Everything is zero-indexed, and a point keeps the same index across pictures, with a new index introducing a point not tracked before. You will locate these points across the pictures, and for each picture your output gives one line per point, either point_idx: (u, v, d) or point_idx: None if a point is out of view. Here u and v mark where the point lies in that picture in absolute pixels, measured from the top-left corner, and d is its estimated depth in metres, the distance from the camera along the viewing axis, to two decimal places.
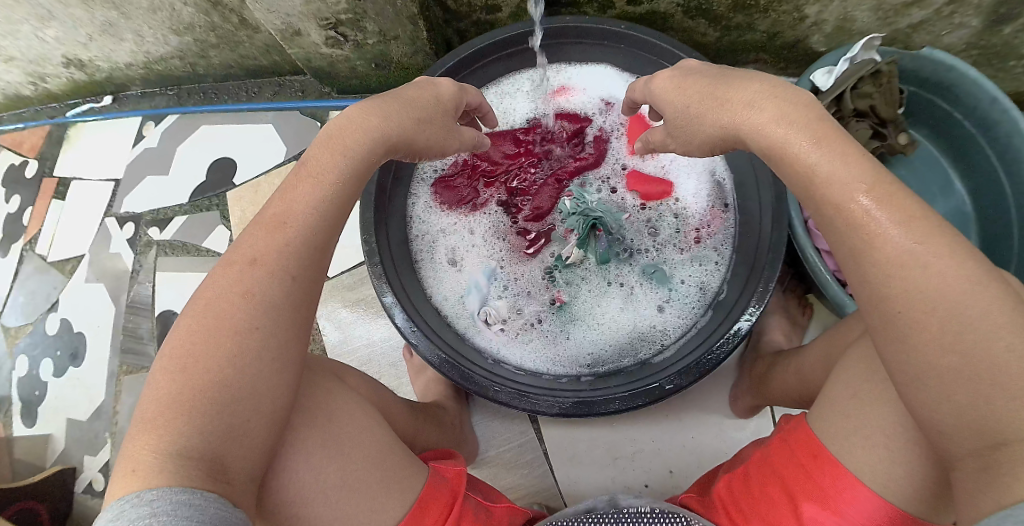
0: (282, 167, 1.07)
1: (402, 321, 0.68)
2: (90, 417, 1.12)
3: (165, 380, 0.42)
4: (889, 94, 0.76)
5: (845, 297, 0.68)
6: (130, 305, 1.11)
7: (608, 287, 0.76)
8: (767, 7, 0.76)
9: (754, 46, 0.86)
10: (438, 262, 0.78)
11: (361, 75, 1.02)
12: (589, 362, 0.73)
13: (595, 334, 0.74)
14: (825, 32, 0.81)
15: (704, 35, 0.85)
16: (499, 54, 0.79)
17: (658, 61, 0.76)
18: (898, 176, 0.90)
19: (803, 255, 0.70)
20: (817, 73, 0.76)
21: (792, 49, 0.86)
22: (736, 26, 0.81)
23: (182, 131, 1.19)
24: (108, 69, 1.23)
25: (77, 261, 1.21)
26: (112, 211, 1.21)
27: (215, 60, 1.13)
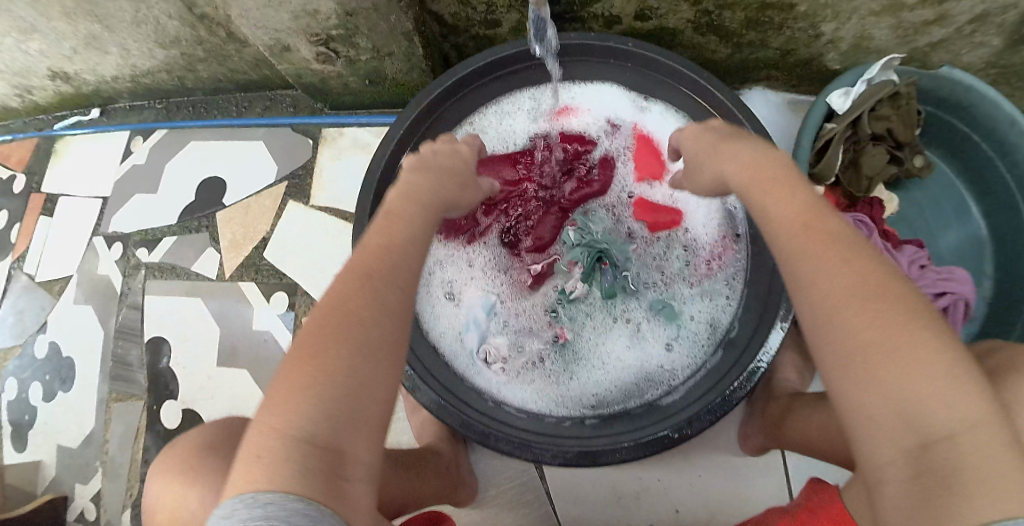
0: (273, 189, 1.00)
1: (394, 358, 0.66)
2: (80, 444, 1.09)
3: (299, 369, 0.38)
4: (907, 116, 0.73)
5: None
6: (118, 330, 1.06)
7: (613, 323, 0.72)
8: (782, 24, 0.71)
9: (767, 63, 0.82)
10: (435, 295, 0.74)
11: (355, 92, 0.98)
12: (593, 402, 0.69)
13: (601, 373, 0.70)
14: (841, 50, 0.76)
15: (714, 52, 0.80)
16: (498, 74, 0.75)
17: (668, 80, 0.72)
18: (911, 198, 0.86)
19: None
20: (833, 94, 0.72)
21: (803, 68, 0.81)
22: (748, 43, 0.77)
23: (171, 146, 1.15)
24: (94, 82, 1.19)
25: (66, 281, 1.18)
26: (99, 230, 1.17)
27: (203, 73, 1.09)
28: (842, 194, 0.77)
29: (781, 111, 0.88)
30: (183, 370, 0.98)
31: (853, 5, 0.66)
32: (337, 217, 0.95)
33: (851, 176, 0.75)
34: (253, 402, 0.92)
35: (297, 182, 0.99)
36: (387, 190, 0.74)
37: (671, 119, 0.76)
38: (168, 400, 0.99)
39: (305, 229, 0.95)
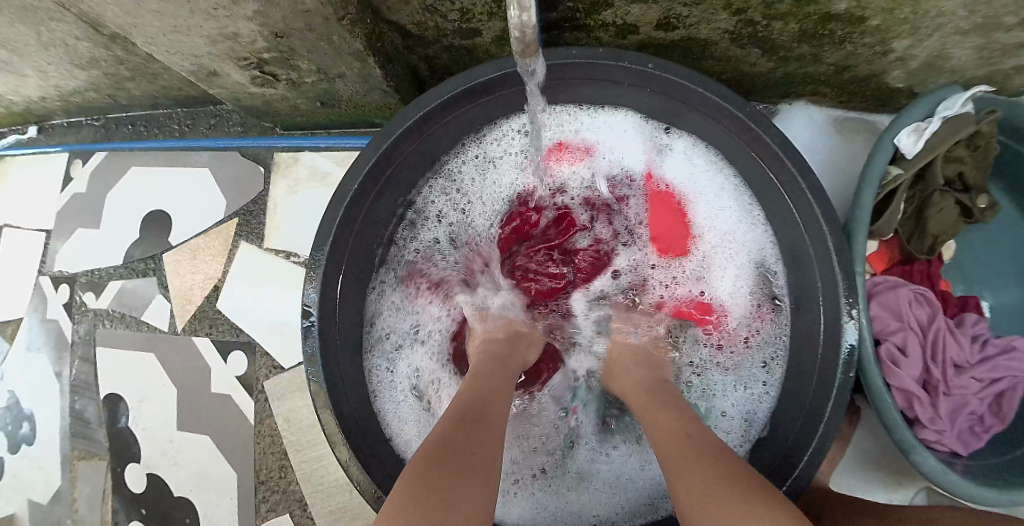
0: (222, 224, 0.89)
1: (350, 442, 0.62)
2: (51, 500, 1.02)
3: (400, 489, 0.39)
4: (979, 157, 0.68)
5: (943, 473, 0.57)
6: (73, 383, 0.97)
7: (616, 436, 0.71)
8: (845, 38, 0.61)
9: (816, 78, 0.72)
10: (400, 391, 0.71)
11: (305, 113, 0.84)
12: (594, 518, 0.67)
13: (602, 488, 0.69)
14: (908, 68, 0.66)
15: (753, 65, 0.70)
16: (486, 98, 0.65)
17: (700, 111, 0.63)
18: (964, 246, 0.76)
19: (879, 400, 0.59)
20: (902, 135, 0.63)
21: (860, 85, 0.72)
22: (797, 57, 0.67)
23: (111, 171, 1.02)
24: (22, 101, 1.05)
25: (17, 323, 1.08)
26: (45, 268, 1.06)
27: (136, 91, 0.94)
28: (899, 247, 0.73)
29: (825, 133, 0.80)
30: (145, 432, 0.89)
31: (938, 22, 0.56)
32: (296, 262, 0.84)
33: (911, 226, 0.71)
34: (219, 470, 0.83)
35: (252, 214, 0.87)
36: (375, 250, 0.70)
37: (696, 157, 0.70)
38: (131, 463, 0.90)
39: (260, 278, 0.84)
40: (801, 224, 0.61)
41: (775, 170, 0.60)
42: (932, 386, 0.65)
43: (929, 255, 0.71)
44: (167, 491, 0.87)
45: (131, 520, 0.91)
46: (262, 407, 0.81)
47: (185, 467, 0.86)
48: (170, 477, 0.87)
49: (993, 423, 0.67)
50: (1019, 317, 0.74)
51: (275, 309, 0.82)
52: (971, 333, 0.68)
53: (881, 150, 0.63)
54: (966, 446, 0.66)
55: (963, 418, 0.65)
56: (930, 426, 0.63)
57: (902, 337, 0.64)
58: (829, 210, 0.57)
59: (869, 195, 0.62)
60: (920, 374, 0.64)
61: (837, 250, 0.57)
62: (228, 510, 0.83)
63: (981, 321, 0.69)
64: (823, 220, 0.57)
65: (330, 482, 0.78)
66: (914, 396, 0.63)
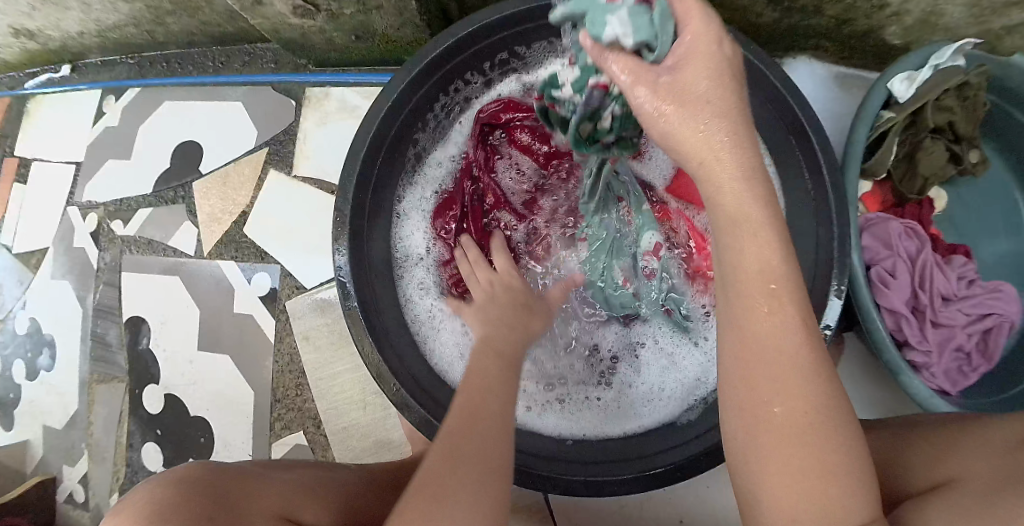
0: (252, 154, 0.91)
1: (376, 344, 0.61)
2: (66, 426, 1.04)
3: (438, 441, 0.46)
4: (971, 109, 0.69)
5: (930, 397, 0.59)
6: (96, 308, 0.99)
7: (642, 356, 0.73)
8: None
9: (817, 32, 0.74)
10: (430, 324, 0.73)
11: (339, 48, 0.85)
12: (620, 415, 0.69)
13: (633, 398, 0.70)
14: (905, 24, 0.69)
15: (760, 15, 0.72)
16: (505, 34, 0.64)
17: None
18: (955, 199, 0.78)
19: (869, 325, 0.61)
20: (895, 81, 0.65)
21: (860, 40, 0.74)
22: (801, 7, 0.69)
23: (145, 106, 1.04)
24: (61, 38, 1.05)
25: (43, 253, 1.09)
26: (74, 200, 1.08)
27: (174, 27, 0.95)
28: (891, 190, 0.75)
29: (828, 86, 0.82)
30: (165, 354, 0.92)
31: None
32: (323, 190, 0.87)
33: (903, 169, 0.72)
34: (237, 389, 0.86)
35: (276, 149, 0.90)
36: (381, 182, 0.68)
37: None
38: (149, 384, 0.93)
39: (286, 203, 0.88)
40: (798, 165, 0.61)
41: (774, 112, 0.61)
42: (921, 312, 0.68)
43: (918, 196, 0.73)
44: (184, 411, 0.90)
45: (146, 441, 0.92)
46: (282, 327, 0.84)
47: (203, 387, 0.89)
48: (187, 398, 0.90)
49: (979, 362, 0.70)
50: (1010, 267, 0.76)
51: (305, 232, 0.86)
52: (957, 273, 0.70)
53: (873, 94, 0.65)
54: (953, 384, 0.68)
55: (949, 351, 0.67)
56: (918, 350, 0.66)
57: (893, 264, 0.67)
58: (824, 140, 0.58)
59: (862, 133, 0.65)
60: (909, 299, 0.67)
61: (833, 181, 0.58)
62: (243, 428, 0.85)
63: (969, 263, 0.71)
64: (819, 152, 0.58)
65: (344, 400, 0.81)
66: (902, 317, 0.66)
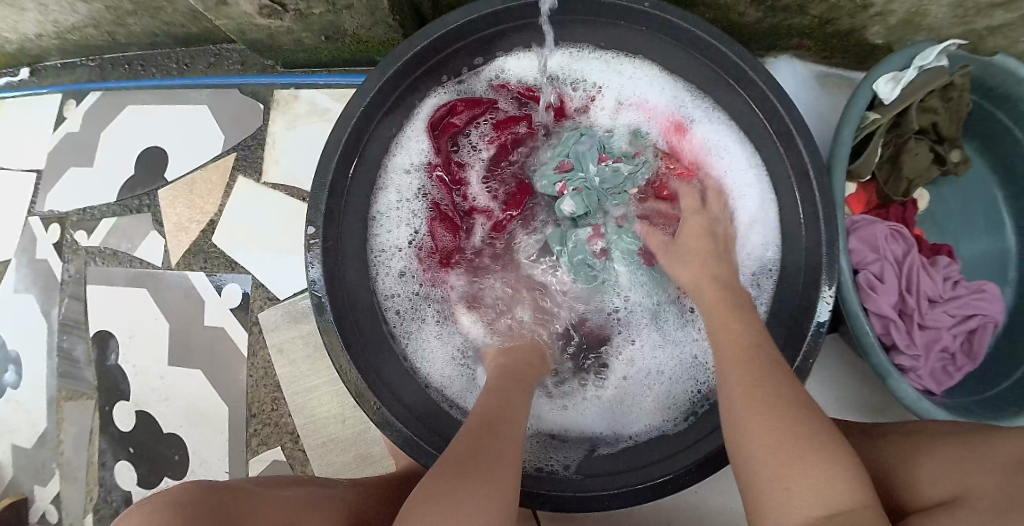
0: (220, 160, 0.88)
1: (353, 360, 0.59)
2: (35, 444, 1.00)
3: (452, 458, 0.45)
4: (955, 110, 0.68)
5: (918, 401, 0.58)
6: (62, 322, 0.95)
7: (635, 344, 0.68)
8: None
9: (800, 31, 0.73)
10: (413, 335, 0.69)
11: (309, 48, 0.81)
12: (628, 422, 0.65)
13: (635, 405, 0.66)
14: (888, 24, 0.68)
15: (742, 14, 0.70)
16: (478, 36, 0.62)
17: (695, 53, 0.61)
18: (935, 201, 0.77)
19: (858, 331, 0.60)
20: (882, 81, 0.63)
21: (841, 39, 0.73)
22: (782, 7, 0.68)
23: (108, 110, 1.00)
24: (17, 40, 1.00)
25: (5, 265, 1.05)
26: (35, 209, 1.04)
27: (137, 28, 0.91)
28: (876, 191, 0.74)
29: (809, 88, 0.80)
30: (135, 369, 0.89)
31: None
32: (294, 196, 0.84)
33: (887, 171, 0.71)
34: (211, 405, 0.83)
35: (245, 155, 0.87)
36: (357, 195, 0.65)
37: (661, 85, 0.68)
38: (121, 401, 0.90)
39: (256, 211, 0.84)
40: (787, 166, 0.60)
41: (762, 110, 0.60)
42: (908, 314, 0.67)
43: (903, 198, 0.72)
44: (157, 427, 0.87)
45: (118, 459, 0.89)
46: (256, 339, 0.81)
47: (175, 403, 0.86)
48: (159, 415, 0.87)
49: (964, 362, 0.69)
50: (989, 266, 0.76)
51: (276, 241, 0.83)
52: (942, 274, 0.69)
53: (860, 94, 0.63)
54: (939, 385, 0.68)
55: (935, 353, 0.67)
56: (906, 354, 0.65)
57: (878, 267, 0.66)
58: (810, 142, 0.56)
59: (848, 134, 0.63)
60: (897, 301, 0.66)
61: (819, 182, 0.56)
62: (218, 445, 0.82)
63: (952, 263, 0.70)
64: (805, 153, 0.56)
65: (322, 414, 0.78)
66: (890, 321, 0.65)
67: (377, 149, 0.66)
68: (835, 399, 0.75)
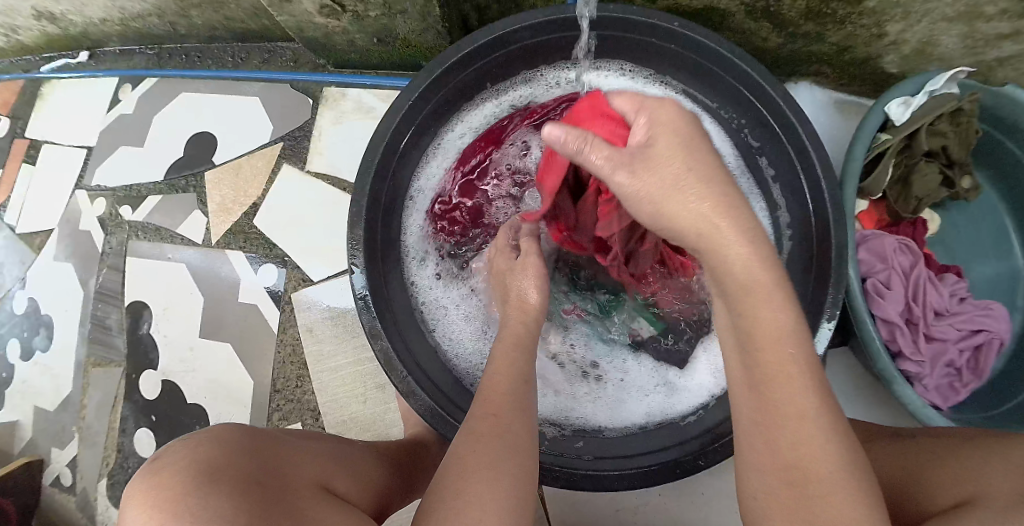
0: (266, 148, 0.93)
1: (383, 330, 0.62)
2: (58, 408, 1.03)
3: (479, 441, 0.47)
4: (965, 135, 0.72)
5: (922, 407, 0.61)
6: (97, 292, 0.99)
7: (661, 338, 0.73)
8: (845, 18, 0.67)
9: (819, 58, 0.78)
10: (437, 310, 0.74)
11: (360, 49, 0.87)
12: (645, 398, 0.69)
13: (654, 392, 0.70)
14: (902, 54, 0.73)
15: (765, 40, 0.75)
16: (522, 46, 0.67)
17: (722, 73, 0.65)
18: (948, 223, 0.81)
19: (865, 336, 0.63)
20: (892, 104, 0.69)
21: (858, 68, 0.78)
22: (803, 34, 0.73)
23: (161, 96, 1.06)
24: (82, 25, 1.06)
25: (47, 234, 1.10)
26: (82, 184, 1.10)
27: (198, 20, 0.96)
28: (886, 208, 0.78)
29: (827, 111, 0.85)
30: (165, 340, 0.93)
31: (928, 7, 0.63)
32: (334, 185, 0.89)
33: (897, 190, 0.76)
34: (237, 377, 0.87)
35: (291, 144, 0.92)
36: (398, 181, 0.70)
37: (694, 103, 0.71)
38: (147, 369, 0.93)
39: (298, 194, 0.89)
40: (801, 179, 0.64)
41: (780, 127, 0.64)
42: (914, 323, 0.70)
43: (913, 216, 0.77)
44: (180, 397, 0.91)
45: (140, 427, 0.93)
46: (286, 316, 0.85)
47: (202, 374, 0.89)
48: (185, 385, 0.90)
49: (969, 378, 0.72)
50: (999, 290, 0.79)
51: (314, 225, 0.88)
52: (949, 290, 0.73)
53: (872, 116, 0.68)
54: (944, 399, 0.72)
55: (941, 366, 0.70)
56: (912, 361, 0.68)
57: (887, 276, 0.70)
58: (824, 157, 0.60)
59: (859, 152, 0.68)
60: (903, 310, 0.70)
61: (830, 193, 0.60)
62: (240, 416, 0.86)
63: (959, 281, 0.74)
64: (818, 165, 0.60)
65: (344, 393, 0.82)
66: (897, 328, 0.69)
67: (417, 141, 0.70)
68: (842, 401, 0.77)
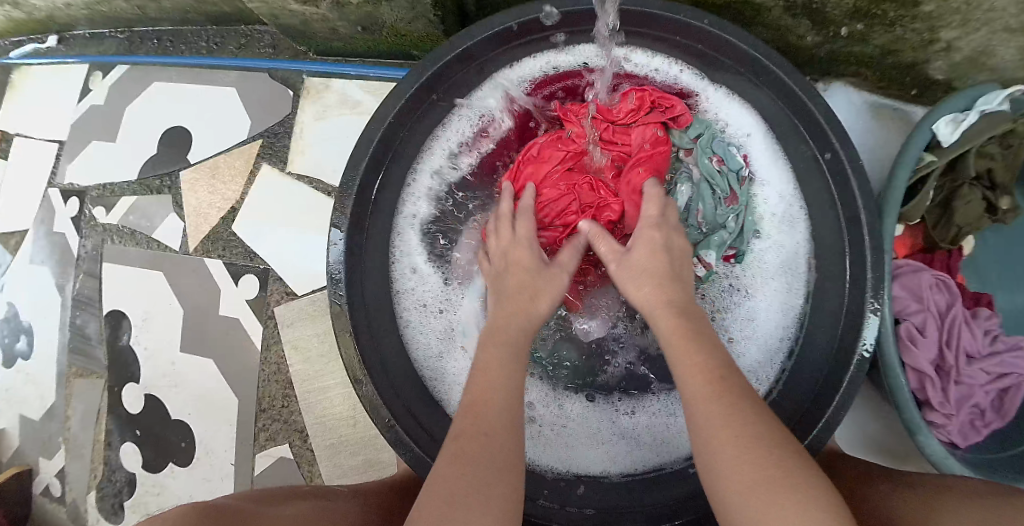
0: (245, 145, 0.86)
1: (365, 364, 0.58)
2: (41, 417, 0.98)
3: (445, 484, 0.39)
4: (1013, 157, 0.67)
5: (944, 457, 0.58)
6: (75, 299, 0.94)
7: None
8: (895, 21, 0.61)
9: (858, 59, 0.70)
10: (433, 318, 0.66)
11: (343, 38, 0.78)
12: (635, 444, 0.62)
13: (671, 418, 0.62)
14: (952, 61, 0.65)
15: (801, 38, 0.69)
16: (527, 38, 0.60)
17: (756, 80, 0.59)
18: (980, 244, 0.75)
19: (892, 382, 0.58)
20: (942, 122, 0.61)
21: (901, 72, 0.70)
22: (846, 34, 0.66)
23: (132, 86, 0.97)
24: (45, 7, 0.96)
25: (22, 234, 1.03)
26: (55, 182, 1.02)
27: (167, 3, 0.86)
28: (922, 234, 0.73)
29: (862, 115, 0.77)
30: (146, 352, 0.88)
31: (990, 15, 0.57)
32: (318, 188, 0.82)
33: (937, 215, 0.71)
34: (222, 394, 0.83)
35: (273, 142, 0.85)
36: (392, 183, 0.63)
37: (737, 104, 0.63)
38: (129, 383, 0.89)
39: (281, 200, 0.83)
40: (835, 204, 0.58)
41: (817, 144, 0.58)
42: (945, 370, 0.65)
43: (950, 245, 0.71)
44: (164, 412, 0.87)
45: (125, 441, 0.89)
46: (271, 334, 0.81)
47: (186, 389, 0.85)
48: (168, 400, 0.86)
49: (993, 418, 0.68)
50: None
51: (298, 233, 0.82)
52: (982, 328, 0.68)
53: (919, 134, 0.61)
54: (964, 439, 0.66)
55: (966, 409, 0.66)
56: (939, 409, 0.64)
57: (921, 319, 0.66)
58: (864, 182, 0.54)
59: (902, 177, 0.60)
60: (935, 357, 0.65)
61: (869, 226, 0.54)
62: (227, 435, 0.82)
63: (993, 316, 0.70)
64: (857, 195, 0.54)
65: (335, 415, 0.78)
66: (927, 378, 0.64)
67: (406, 145, 0.63)
68: (851, 426, 0.75)
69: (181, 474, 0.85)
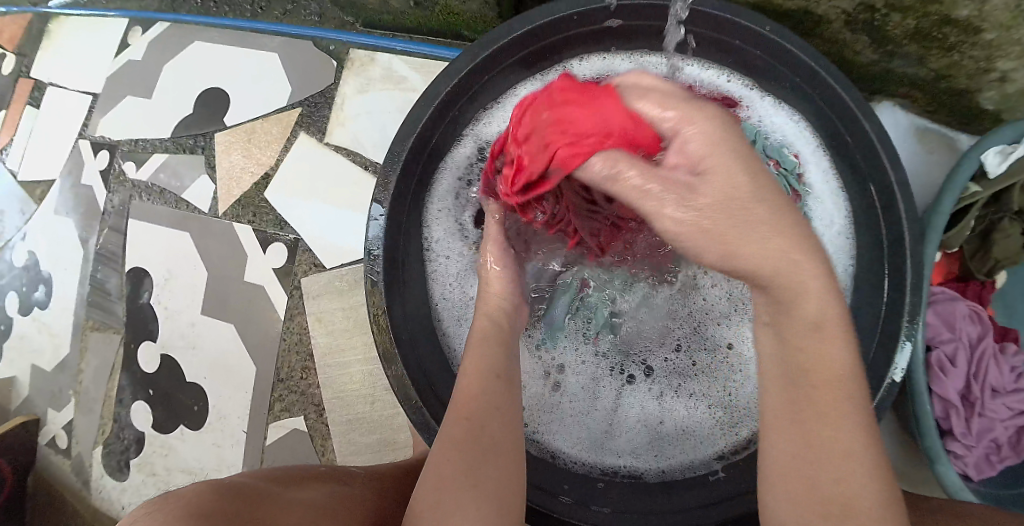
0: (282, 113, 0.85)
1: (391, 325, 0.56)
2: (53, 369, 0.98)
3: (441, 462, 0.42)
4: None
5: (961, 491, 0.57)
6: (98, 252, 0.93)
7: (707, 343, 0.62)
8: (954, 46, 0.59)
9: (911, 82, 0.69)
10: (454, 277, 0.65)
11: (393, 10, 0.77)
12: (657, 433, 0.61)
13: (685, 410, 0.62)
14: (1006, 92, 0.63)
15: (858, 53, 0.67)
16: (578, 30, 0.58)
17: (810, 90, 0.57)
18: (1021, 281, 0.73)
19: (919, 409, 0.58)
20: (990, 153, 0.59)
21: (954, 97, 0.68)
22: (903, 55, 0.64)
23: (170, 43, 0.96)
24: None
25: (49, 184, 1.03)
26: (86, 133, 1.02)
27: None
28: (959, 263, 0.72)
29: (906, 137, 0.75)
30: (165, 311, 0.88)
31: None
32: (355, 162, 0.81)
33: (975, 246, 0.69)
34: (238, 360, 0.82)
35: (309, 112, 0.84)
36: (437, 141, 0.60)
37: (789, 115, 0.62)
38: (146, 341, 0.89)
39: (316, 170, 0.82)
40: (880, 225, 0.56)
41: (867, 167, 0.55)
42: (970, 402, 0.64)
43: (986, 277, 0.70)
44: (178, 373, 0.86)
45: (136, 398, 0.89)
46: (293, 305, 0.80)
47: (202, 352, 0.85)
48: (183, 361, 0.86)
49: (1009, 454, 0.64)
50: None
51: (326, 205, 0.81)
52: (1010, 364, 0.66)
53: (966, 163, 0.59)
54: (979, 472, 0.64)
55: (984, 443, 0.64)
56: (961, 440, 0.63)
57: (953, 348, 0.64)
58: (912, 208, 0.52)
59: (947, 204, 0.59)
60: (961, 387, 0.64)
61: (912, 251, 0.52)
62: (240, 402, 0.82)
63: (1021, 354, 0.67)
64: (903, 218, 0.52)
65: (351, 392, 0.78)
66: (952, 406, 0.63)
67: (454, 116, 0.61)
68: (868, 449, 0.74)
69: (191, 437, 0.85)
